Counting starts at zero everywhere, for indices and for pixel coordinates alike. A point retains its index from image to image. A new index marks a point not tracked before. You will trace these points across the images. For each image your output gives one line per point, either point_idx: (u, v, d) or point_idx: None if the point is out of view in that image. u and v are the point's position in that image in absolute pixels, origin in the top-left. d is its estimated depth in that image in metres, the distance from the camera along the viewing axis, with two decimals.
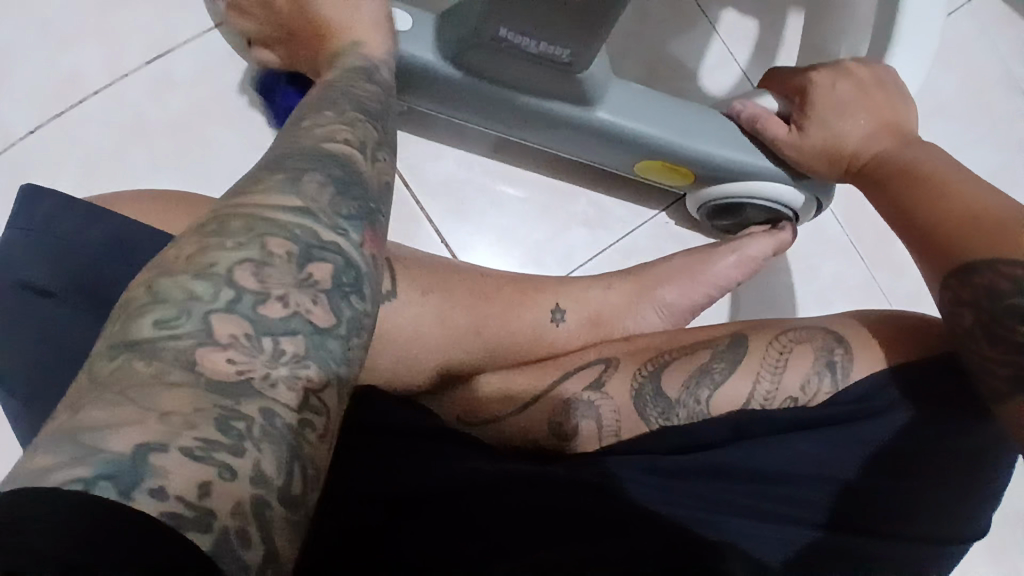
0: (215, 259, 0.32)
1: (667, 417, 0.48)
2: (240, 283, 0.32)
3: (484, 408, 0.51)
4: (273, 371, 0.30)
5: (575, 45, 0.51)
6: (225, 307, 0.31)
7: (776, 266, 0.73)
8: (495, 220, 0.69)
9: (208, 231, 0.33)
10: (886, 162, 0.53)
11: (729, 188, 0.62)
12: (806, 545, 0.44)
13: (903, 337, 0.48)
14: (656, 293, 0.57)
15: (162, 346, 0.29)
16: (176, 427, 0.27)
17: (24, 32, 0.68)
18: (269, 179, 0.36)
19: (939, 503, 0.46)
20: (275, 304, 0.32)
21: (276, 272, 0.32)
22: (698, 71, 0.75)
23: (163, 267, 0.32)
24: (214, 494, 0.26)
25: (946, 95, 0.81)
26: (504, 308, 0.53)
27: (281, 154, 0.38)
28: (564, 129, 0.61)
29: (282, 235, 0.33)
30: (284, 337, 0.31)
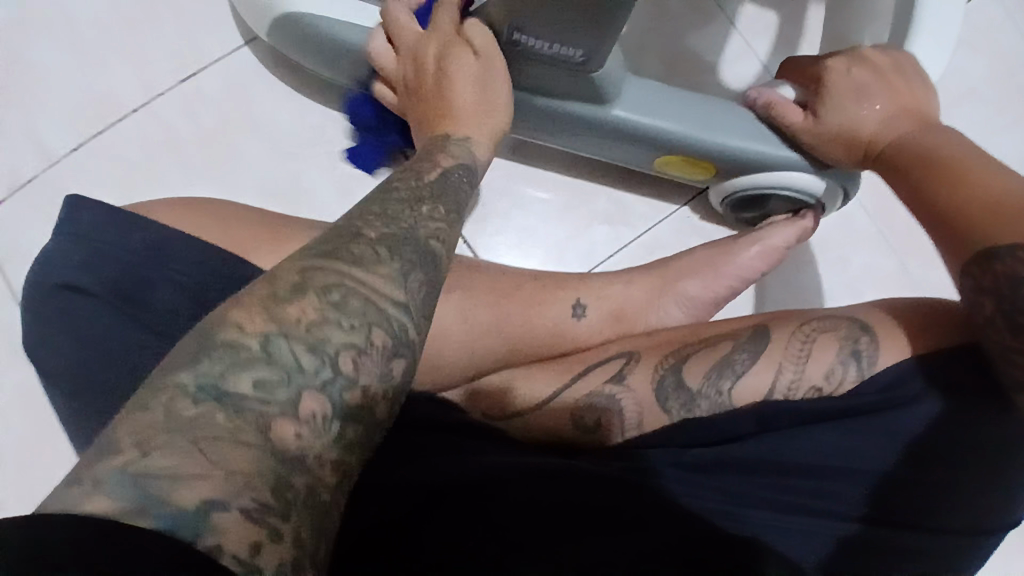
0: (325, 330, 0.32)
1: (688, 408, 0.48)
2: (332, 360, 0.31)
3: (506, 403, 0.51)
4: (328, 450, 0.30)
5: (590, 47, 0.52)
6: (317, 386, 0.31)
7: (802, 258, 0.72)
8: (517, 220, 0.70)
9: (321, 289, 0.33)
10: (905, 149, 0.52)
11: (751, 178, 0.61)
12: (838, 539, 0.44)
13: (926, 323, 0.47)
14: (679, 287, 0.57)
15: (251, 407, 0.29)
16: (238, 488, 0.27)
17: (64, 57, 0.71)
18: (386, 256, 0.35)
19: (973, 493, 0.45)
20: (353, 390, 0.31)
21: (370, 362, 0.32)
22: (718, 65, 0.75)
23: (272, 314, 0.31)
24: (262, 554, 0.26)
25: (974, 79, 0.79)
26: (525, 305, 0.54)
27: (390, 225, 0.37)
28: (581, 128, 0.61)
29: (384, 325, 0.33)
30: (349, 422, 0.31)
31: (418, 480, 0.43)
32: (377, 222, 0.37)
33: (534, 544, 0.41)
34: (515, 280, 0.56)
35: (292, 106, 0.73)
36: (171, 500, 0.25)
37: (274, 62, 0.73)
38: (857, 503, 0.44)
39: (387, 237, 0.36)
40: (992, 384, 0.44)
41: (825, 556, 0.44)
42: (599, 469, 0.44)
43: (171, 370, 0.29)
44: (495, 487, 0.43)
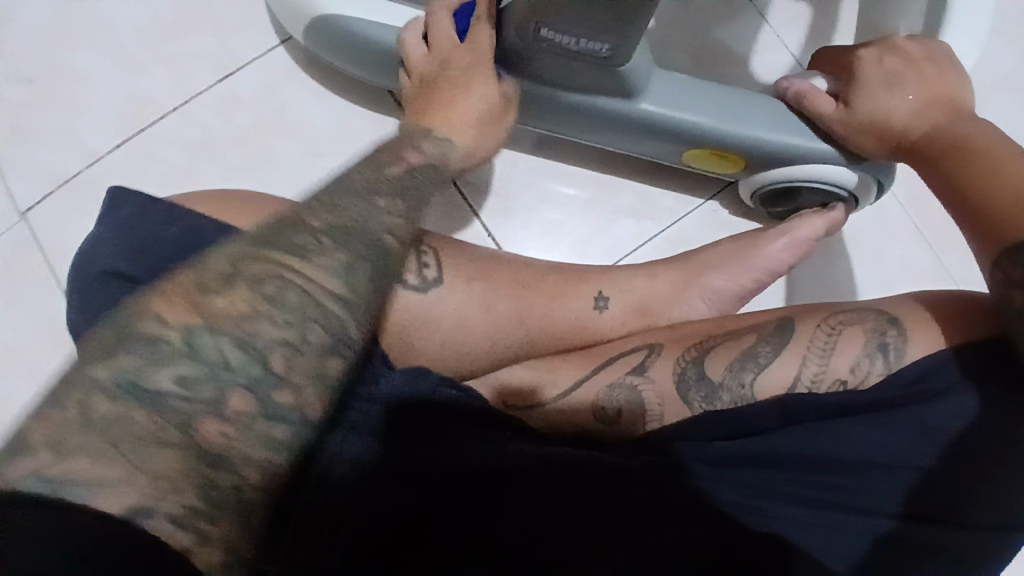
0: (259, 325, 0.36)
1: (709, 402, 0.47)
2: (267, 359, 0.36)
3: (526, 394, 0.51)
4: (250, 448, 0.35)
5: (616, 41, 0.51)
6: (243, 383, 0.35)
7: (833, 252, 0.71)
8: (543, 214, 0.70)
9: (254, 282, 0.36)
10: (938, 139, 0.51)
11: (779, 171, 0.61)
12: (872, 537, 0.43)
13: (956, 314, 0.46)
14: (703, 279, 0.57)
15: (175, 403, 0.33)
16: (162, 493, 0.31)
17: (108, 60, 0.75)
18: (329, 250, 0.39)
19: (1008, 490, 0.43)
20: (286, 390, 0.36)
21: (302, 361, 0.37)
22: (746, 57, 0.74)
23: (200, 309, 0.35)
24: (194, 555, 0.31)
25: (1014, 69, 0.77)
26: (546, 296, 0.54)
27: (335, 216, 0.40)
28: (608, 123, 0.61)
29: (320, 319, 0.38)
30: (276, 422, 0.36)
31: (443, 466, 0.44)
32: (325, 212, 0.40)
33: (551, 540, 0.41)
34: (537, 272, 0.56)
35: (323, 106, 0.74)
36: (100, 503, 0.30)
37: (308, 60, 0.75)
38: (886, 499, 0.43)
39: (331, 231, 0.39)
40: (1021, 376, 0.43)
41: (858, 553, 0.43)
42: (618, 460, 0.44)
43: (92, 363, 0.33)
44: (520, 478, 0.43)
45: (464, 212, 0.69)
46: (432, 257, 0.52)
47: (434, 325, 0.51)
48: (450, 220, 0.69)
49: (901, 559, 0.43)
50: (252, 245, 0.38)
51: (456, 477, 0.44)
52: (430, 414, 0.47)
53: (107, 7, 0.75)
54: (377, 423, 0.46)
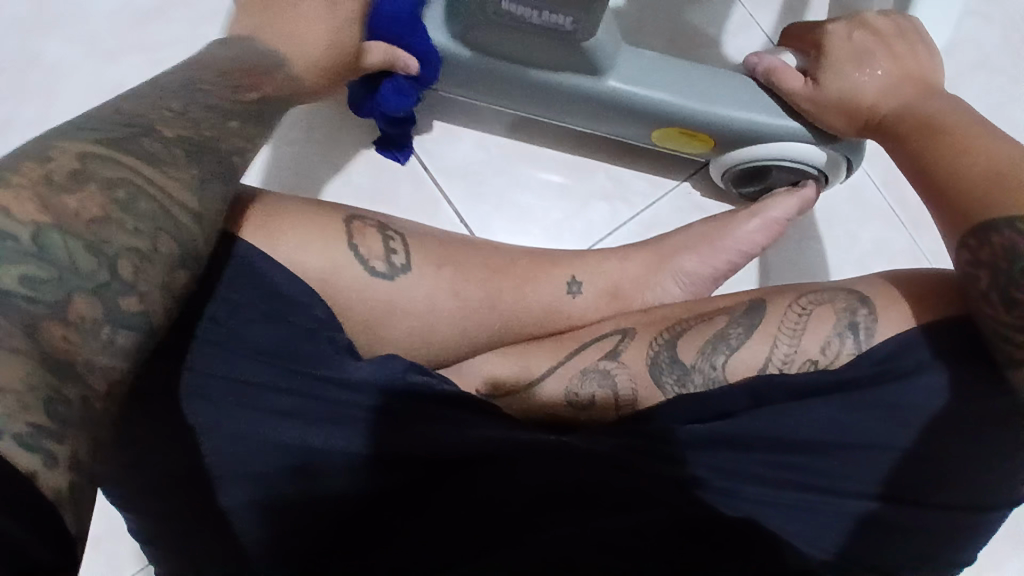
0: (107, 231, 0.34)
1: (682, 384, 0.47)
2: (117, 267, 0.34)
3: (501, 382, 0.50)
4: (95, 353, 0.32)
5: (575, 13, 0.50)
6: (89, 289, 0.33)
7: (809, 234, 0.70)
8: (516, 199, 0.69)
9: (106, 185, 0.35)
10: (903, 117, 0.51)
11: (753, 150, 0.60)
12: (858, 517, 0.43)
13: (922, 292, 0.46)
14: (676, 262, 0.56)
15: (19, 303, 0.31)
16: (8, 409, 0.28)
17: (70, 46, 0.72)
18: (176, 161, 0.38)
19: (975, 468, 0.43)
20: (133, 297, 0.34)
21: (152, 272, 0.35)
22: (721, 38, 0.73)
23: (46, 206, 0.33)
24: (43, 477, 0.28)
25: (987, 49, 0.77)
26: (515, 281, 0.53)
27: (183, 127, 0.39)
28: (574, 101, 0.60)
29: (173, 233, 0.36)
30: (121, 329, 0.33)
31: (402, 453, 0.43)
32: (173, 121, 0.39)
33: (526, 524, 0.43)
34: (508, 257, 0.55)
35: None
36: None
37: None
38: (859, 480, 0.43)
39: (180, 144, 0.38)
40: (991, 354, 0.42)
41: (840, 532, 0.43)
42: (591, 446, 0.44)
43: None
44: (484, 465, 0.43)
45: (436, 198, 0.68)
46: (400, 243, 0.50)
47: (403, 313, 0.49)
48: (422, 207, 0.68)
49: (879, 538, 0.43)
50: (98, 145, 0.36)
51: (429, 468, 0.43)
52: (388, 397, 0.44)
53: None
54: (293, 381, 0.43)
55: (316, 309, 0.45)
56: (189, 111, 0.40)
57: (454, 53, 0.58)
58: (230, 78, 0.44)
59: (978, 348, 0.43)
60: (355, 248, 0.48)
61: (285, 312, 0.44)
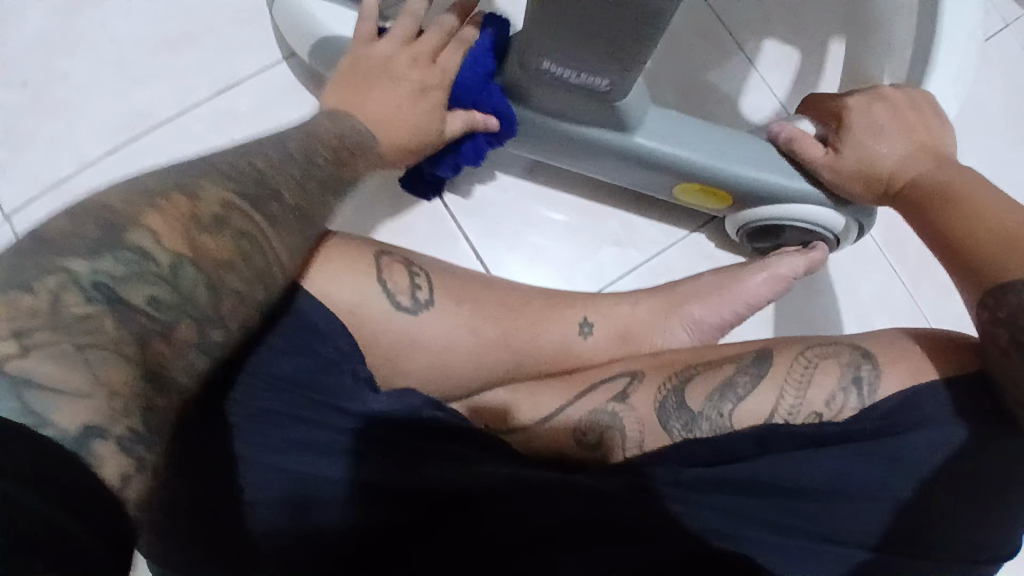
0: (223, 274, 0.38)
1: (690, 430, 0.48)
2: (218, 303, 0.38)
3: (513, 419, 0.52)
4: (178, 374, 0.36)
5: (614, 77, 0.53)
6: (194, 318, 0.36)
7: (813, 286, 0.72)
8: (529, 241, 0.71)
9: (234, 232, 0.39)
10: (923, 184, 0.54)
11: (772, 210, 0.64)
12: (851, 566, 0.44)
13: (935, 351, 0.47)
14: (684, 309, 0.58)
15: (144, 321, 0.34)
16: (118, 417, 0.31)
17: (105, 71, 0.75)
18: (290, 226, 0.42)
19: (967, 522, 0.45)
20: (221, 332, 0.38)
21: (239, 312, 0.39)
22: (735, 100, 0.78)
23: (188, 241, 0.37)
24: (130, 486, 0.30)
25: (987, 118, 0.81)
26: (531, 321, 0.55)
27: (301, 193, 0.44)
28: (602, 152, 0.63)
29: (262, 282, 0.40)
30: (204, 355, 0.37)
31: (410, 485, 0.44)
32: (289, 185, 0.43)
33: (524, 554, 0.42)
34: (522, 296, 0.57)
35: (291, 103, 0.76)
36: (51, 420, 0.29)
37: (310, 76, 0.76)
38: (861, 528, 0.44)
39: (293, 208, 0.43)
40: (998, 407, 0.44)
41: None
42: (595, 483, 0.45)
43: (67, 252, 0.33)
44: (487, 501, 0.44)
45: (455, 236, 0.70)
46: (424, 279, 0.52)
47: (422, 347, 0.51)
48: (438, 243, 0.70)
49: None
50: (234, 195, 0.40)
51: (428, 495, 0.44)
52: (396, 429, 0.46)
53: (106, 19, 0.76)
54: (315, 413, 0.45)
55: (340, 341, 0.47)
56: (300, 178, 0.44)
57: None
58: (330, 147, 0.49)
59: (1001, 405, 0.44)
60: (383, 282, 0.50)
61: (314, 344, 0.46)
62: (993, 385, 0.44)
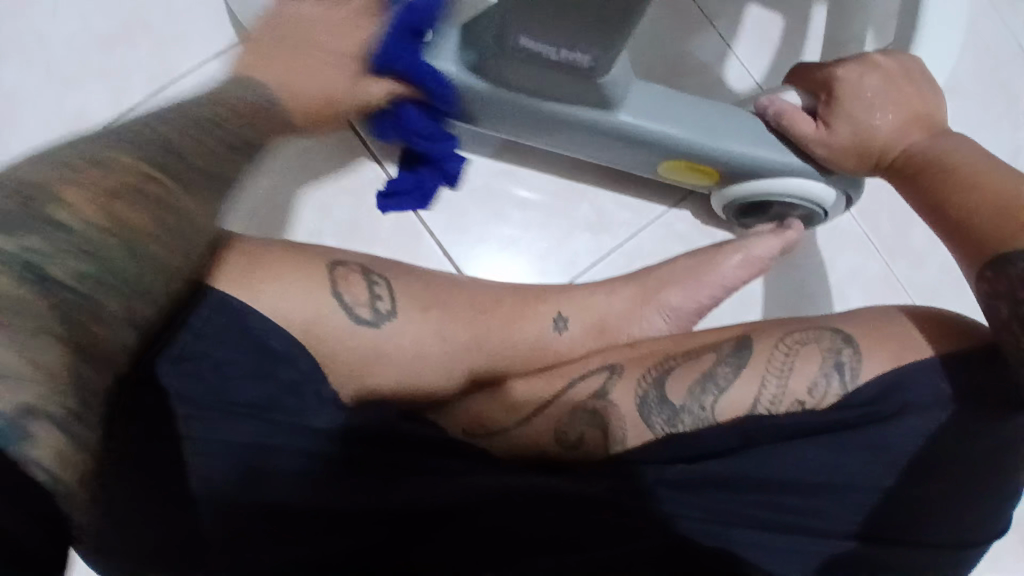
0: (144, 242, 0.34)
1: (672, 425, 0.47)
2: (140, 276, 0.34)
3: (490, 421, 0.51)
4: (107, 340, 0.32)
5: (596, 52, 0.50)
6: (119, 292, 0.33)
7: (791, 260, 0.70)
8: (498, 231, 0.69)
9: (149, 200, 0.35)
10: (917, 157, 0.53)
11: (752, 184, 0.62)
12: (837, 557, 0.43)
13: (933, 329, 0.46)
14: (661, 297, 0.56)
15: (65, 296, 0.31)
16: (48, 396, 0.29)
17: (33, 76, 0.68)
18: (202, 188, 0.38)
19: (955, 504, 0.44)
20: (146, 303, 0.34)
21: (160, 281, 0.35)
22: (709, 69, 0.74)
23: (106, 210, 0.33)
24: (62, 465, 0.30)
25: (970, 76, 0.78)
26: (502, 321, 0.53)
27: (211, 145, 0.40)
28: (585, 133, 0.60)
29: (184, 254, 0.36)
30: (129, 332, 0.34)
31: (388, 505, 0.42)
32: (201, 152, 0.39)
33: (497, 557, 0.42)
34: (493, 295, 0.54)
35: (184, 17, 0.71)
36: None
37: None
38: (846, 520, 0.43)
39: (208, 172, 0.39)
40: (1000, 389, 0.43)
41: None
42: (580, 488, 0.43)
43: None
44: (464, 515, 0.42)
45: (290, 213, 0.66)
46: (384, 288, 0.50)
47: (389, 359, 0.49)
48: (402, 241, 0.67)
49: None
50: (151, 163, 0.36)
51: (396, 509, 0.42)
52: (368, 443, 0.43)
53: (31, 15, 0.69)
54: (282, 443, 0.42)
55: (300, 360, 0.44)
56: (206, 139, 0.40)
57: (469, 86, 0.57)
58: (238, 111, 0.44)
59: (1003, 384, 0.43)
60: (340, 295, 0.48)
61: (273, 368, 0.43)
62: (998, 362, 0.43)
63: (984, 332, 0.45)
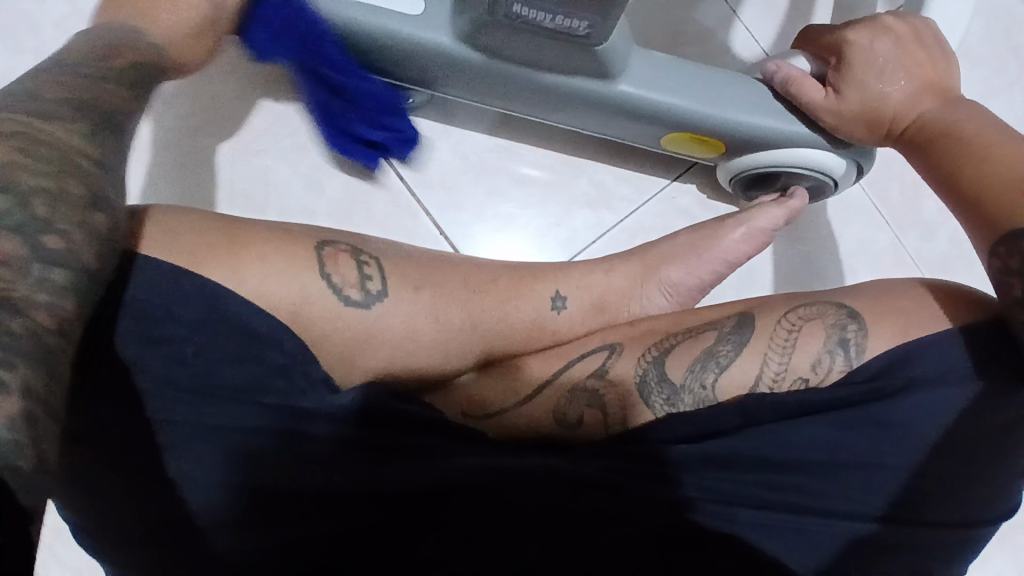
0: (16, 174, 0.32)
1: (672, 404, 0.46)
2: (30, 207, 0.31)
3: (489, 402, 0.50)
4: (21, 285, 0.30)
5: (594, 17, 0.48)
6: (9, 229, 0.30)
7: (798, 233, 0.68)
8: (497, 208, 0.67)
9: (10, 136, 0.33)
10: (927, 126, 0.51)
11: (754, 157, 0.60)
12: (845, 538, 0.42)
13: (942, 303, 0.44)
14: (661, 273, 0.55)
15: None
16: None
17: (21, 60, 0.67)
18: (72, 116, 0.36)
19: (966, 483, 0.42)
20: (53, 236, 0.32)
21: (66, 208, 0.33)
22: (713, 37, 0.72)
23: None
24: None
25: (986, 40, 0.76)
26: (498, 300, 0.51)
27: (88, 91, 0.38)
28: (583, 105, 0.58)
29: (77, 176, 0.34)
30: (52, 269, 0.31)
31: (379, 487, 0.41)
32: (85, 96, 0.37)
33: (485, 538, 0.41)
34: (489, 273, 0.53)
35: None
36: None
37: None
38: (859, 500, 0.42)
39: (81, 106, 0.37)
40: (1014, 365, 0.42)
41: (832, 556, 0.42)
42: (575, 467, 0.43)
43: None
44: (465, 493, 0.42)
45: (189, 170, 0.64)
46: (374, 268, 0.49)
47: (381, 342, 0.48)
48: (396, 220, 0.66)
49: (875, 561, 0.42)
50: (19, 112, 0.34)
51: (387, 489, 0.41)
52: (362, 421, 0.43)
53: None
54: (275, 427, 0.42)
55: (286, 343, 0.43)
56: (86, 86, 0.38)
57: (460, 57, 0.55)
58: None
59: (1013, 357, 0.42)
60: (328, 276, 0.47)
61: (257, 351, 0.42)
62: (1009, 337, 0.42)
63: (995, 304, 0.44)
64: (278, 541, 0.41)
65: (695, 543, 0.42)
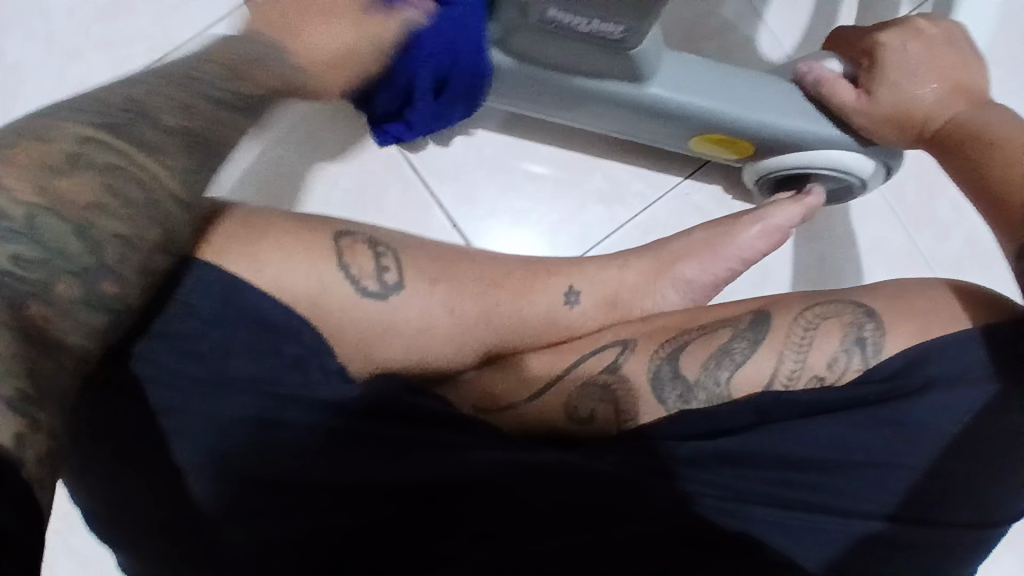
0: (94, 217, 0.33)
1: (686, 400, 0.46)
2: (103, 255, 0.33)
3: (501, 396, 0.50)
4: (67, 333, 0.32)
5: (631, 23, 0.47)
6: (71, 272, 0.32)
7: (811, 233, 0.68)
8: (510, 202, 0.67)
9: (99, 169, 0.34)
10: (958, 128, 0.50)
11: (781, 159, 0.60)
12: (856, 537, 0.42)
13: (967, 304, 0.44)
14: (677, 269, 0.55)
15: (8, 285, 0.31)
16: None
17: (35, 46, 0.67)
18: (180, 150, 0.36)
19: (979, 484, 0.42)
20: (112, 282, 0.34)
21: (136, 259, 0.35)
22: (731, 34, 0.71)
23: (39, 188, 0.32)
24: (28, 443, 0.28)
25: (1006, 41, 0.75)
26: (512, 295, 0.51)
27: (204, 119, 0.37)
28: (609, 105, 0.58)
29: (159, 220, 0.35)
30: (97, 311, 0.34)
31: (393, 480, 0.41)
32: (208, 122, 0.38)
33: (503, 534, 0.41)
34: (504, 268, 0.53)
35: None
36: None
37: None
38: (871, 500, 0.42)
39: (193, 135, 0.37)
40: None
41: (843, 553, 0.42)
42: (590, 462, 0.43)
43: None
44: (480, 489, 0.42)
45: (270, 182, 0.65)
46: (391, 260, 0.49)
47: (396, 334, 0.48)
48: (410, 213, 0.66)
49: (887, 559, 0.42)
50: (121, 140, 0.35)
51: (401, 480, 0.41)
52: (367, 414, 0.43)
53: None
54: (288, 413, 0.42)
55: (303, 334, 0.43)
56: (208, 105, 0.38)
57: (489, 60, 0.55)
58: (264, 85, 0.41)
59: None
60: (345, 268, 0.46)
61: (274, 343, 0.42)
62: None
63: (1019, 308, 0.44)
64: (290, 535, 0.41)
65: (703, 539, 0.41)
